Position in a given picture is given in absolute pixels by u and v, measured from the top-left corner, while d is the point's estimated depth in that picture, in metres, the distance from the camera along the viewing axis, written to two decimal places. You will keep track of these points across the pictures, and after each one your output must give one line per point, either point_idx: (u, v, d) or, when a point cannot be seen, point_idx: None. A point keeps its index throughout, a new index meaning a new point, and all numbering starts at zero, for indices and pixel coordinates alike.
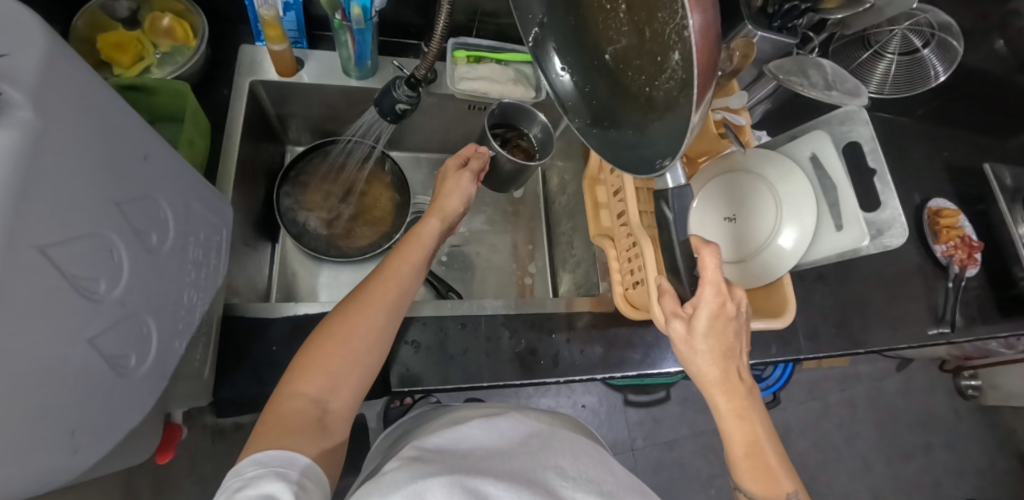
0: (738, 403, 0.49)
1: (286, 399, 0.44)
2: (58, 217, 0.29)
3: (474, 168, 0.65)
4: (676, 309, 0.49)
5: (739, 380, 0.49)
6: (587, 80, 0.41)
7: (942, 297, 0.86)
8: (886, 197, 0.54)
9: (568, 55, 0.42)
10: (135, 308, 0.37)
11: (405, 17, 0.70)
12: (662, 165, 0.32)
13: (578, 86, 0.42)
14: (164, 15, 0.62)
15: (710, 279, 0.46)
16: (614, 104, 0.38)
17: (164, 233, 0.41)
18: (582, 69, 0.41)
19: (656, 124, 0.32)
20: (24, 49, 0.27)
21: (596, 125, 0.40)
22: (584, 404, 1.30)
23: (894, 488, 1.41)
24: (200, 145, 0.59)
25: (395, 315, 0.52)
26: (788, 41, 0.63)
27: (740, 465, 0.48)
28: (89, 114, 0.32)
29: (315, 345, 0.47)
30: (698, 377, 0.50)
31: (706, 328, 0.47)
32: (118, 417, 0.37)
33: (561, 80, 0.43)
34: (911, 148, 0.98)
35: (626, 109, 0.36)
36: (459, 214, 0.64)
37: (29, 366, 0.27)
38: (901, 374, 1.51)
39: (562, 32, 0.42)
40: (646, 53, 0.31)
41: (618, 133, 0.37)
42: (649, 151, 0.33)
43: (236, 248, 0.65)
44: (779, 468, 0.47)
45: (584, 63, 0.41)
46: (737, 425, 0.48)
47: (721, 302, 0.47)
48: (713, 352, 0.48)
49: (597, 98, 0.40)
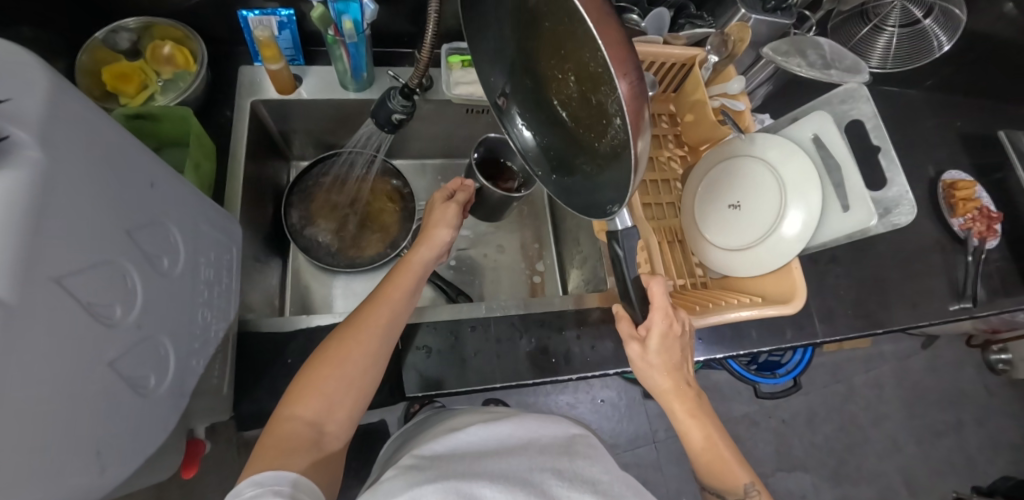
0: (691, 407, 0.53)
1: (285, 421, 0.46)
2: (72, 248, 0.30)
3: (460, 201, 0.64)
4: (631, 332, 0.54)
5: (690, 389, 0.53)
6: (545, 129, 0.43)
7: (962, 271, 0.84)
8: (892, 174, 0.53)
9: (524, 110, 0.44)
10: (151, 331, 0.38)
11: (398, 26, 0.70)
12: (614, 211, 0.36)
13: (536, 137, 0.45)
14: (164, 44, 0.63)
15: (659, 305, 0.52)
16: (568, 154, 0.41)
17: (175, 257, 0.42)
18: (536, 123, 0.44)
19: (608, 172, 0.36)
20: (28, 92, 0.29)
21: (558, 173, 0.44)
22: (602, 399, 1.30)
23: (926, 467, 1.38)
24: (206, 167, 0.61)
25: (389, 339, 0.53)
26: (783, 22, 0.63)
27: (698, 458, 0.53)
28: (96, 149, 0.33)
29: (312, 368, 0.49)
30: (653, 387, 0.54)
31: (656, 347, 0.52)
32: (141, 435, 0.38)
33: (522, 132, 0.46)
34: (921, 121, 0.96)
35: (580, 156, 0.39)
36: (446, 246, 0.62)
37: (50, 394, 0.28)
38: (927, 352, 1.48)
39: (518, 89, 0.44)
40: (595, 111, 0.34)
41: (578, 181, 0.41)
42: (603, 196, 0.37)
43: (248, 265, 0.66)
44: (732, 459, 0.52)
45: (538, 117, 0.43)
46: (691, 424, 0.53)
47: (669, 323, 0.52)
48: (663, 365, 0.52)
49: (548, 144, 0.44)
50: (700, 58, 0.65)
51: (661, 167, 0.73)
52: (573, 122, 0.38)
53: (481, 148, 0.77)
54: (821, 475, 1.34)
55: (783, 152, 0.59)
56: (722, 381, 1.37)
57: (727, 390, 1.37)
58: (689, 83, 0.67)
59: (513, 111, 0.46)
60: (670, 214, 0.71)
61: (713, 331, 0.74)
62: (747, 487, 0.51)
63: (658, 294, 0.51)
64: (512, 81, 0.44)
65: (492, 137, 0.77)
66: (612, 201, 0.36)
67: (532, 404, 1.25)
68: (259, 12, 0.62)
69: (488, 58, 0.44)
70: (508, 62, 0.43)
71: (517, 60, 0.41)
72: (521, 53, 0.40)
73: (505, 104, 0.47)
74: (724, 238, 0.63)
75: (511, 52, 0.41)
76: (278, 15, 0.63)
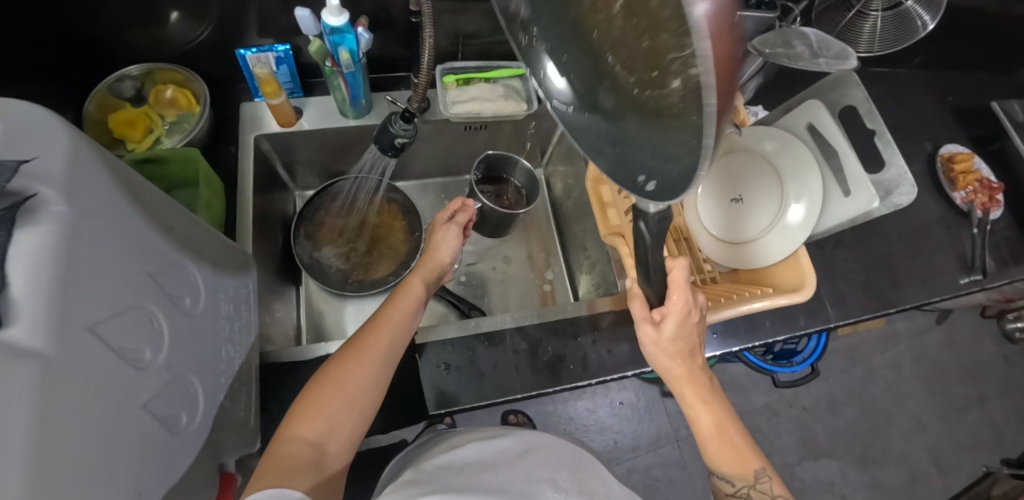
0: (703, 394, 0.54)
1: (285, 443, 0.46)
2: (101, 298, 0.32)
3: (461, 222, 0.65)
4: (644, 314, 0.53)
5: (702, 375, 0.55)
6: (568, 71, 0.38)
7: (969, 245, 0.85)
8: (889, 155, 0.54)
9: (553, 47, 0.38)
10: (179, 370, 0.39)
11: (392, 51, 0.72)
12: (647, 185, 0.31)
13: (567, 80, 0.39)
14: (167, 87, 0.65)
15: (679, 290, 0.51)
16: (592, 89, 0.36)
17: (196, 296, 0.43)
18: (564, 61, 0.38)
19: (652, 135, 0.29)
20: (51, 149, 0.30)
21: (587, 111, 0.37)
22: (621, 401, 1.29)
23: (953, 444, 1.37)
24: (216, 205, 0.62)
25: (390, 362, 0.54)
26: (767, 16, 0.65)
27: (709, 444, 0.54)
28: (115, 198, 0.34)
29: (315, 390, 0.49)
30: (666, 373, 0.55)
31: (671, 333, 0.52)
32: (177, 473, 0.38)
33: (552, 77, 0.40)
34: (910, 101, 0.97)
35: (602, 94, 0.35)
36: (447, 268, 0.64)
37: (94, 437, 0.29)
38: (942, 326, 1.47)
39: (541, 12, 0.37)
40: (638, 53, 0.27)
41: (601, 122, 0.36)
42: (634, 166, 0.32)
43: (264, 297, 0.67)
44: (744, 444, 0.53)
45: (569, 58, 0.37)
46: (703, 410, 0.54)
47: (686, 313, 0.52)
48: (675, 352, 0.53)
49: (584, 87, 0.37)
50: None
51: None
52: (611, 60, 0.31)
53: (483, 164, 0.79)
54: (848, 461, 1.33)
55: (780, 144, 0.61)
56: (739, 373, 1.37)
57: (746, 382, 1.36)
58: None
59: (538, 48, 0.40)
60: None
61: (726, 324, 0.74)
62: (757, 472, 0.52)
63: (678, 282, 0.50)
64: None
65: (493, 154, 0.78)
66: (645, 168, 0.31)
67: (551, 412, 1.26)
68: (256, 49, 0.64)
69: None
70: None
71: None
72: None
73: (531, 47, 0.41)
74: (728, 232, 0.64)
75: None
76: (274, 51, 0.65)
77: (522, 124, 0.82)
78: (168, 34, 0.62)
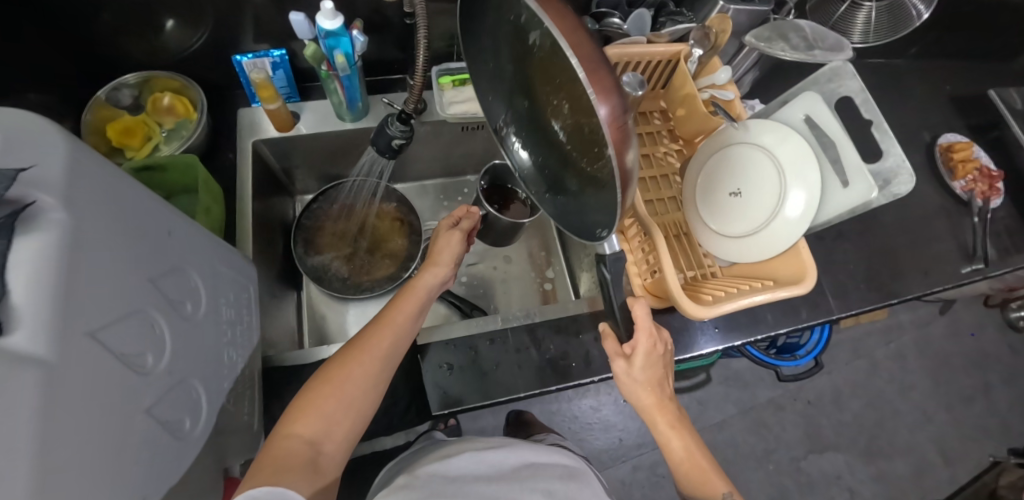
0: (673, 420, 0.55)
1: (281, 440, 0.46)
2: (102, 303, 0.32)
3: (465, 229, 0.65)
4: (616, 349, 0.55)
5: (670, 403, 0.55)
6: (536, 150, 0.45)
7: (970, 233, 0.85)
8: (887, 145, 0.53)
9: (523, 139, 0.46)
10: (182, 375, 0.39)
11: (388, 53, 0.72)
12: (601, 234, 0.40)
13: (531, 157, 0.47)
14: (164, 95, 0.65)
15: (643, 326, 0.53)
16: (557, 173, 0.43)
17: (198, 301, 0.43)
18: (528, 142, 0.46)
19: (596, 196, 0.38)
20: (48, 156, 0.30)
21: (551, 191, 0.46)
22: (625, 399, 1.29)
23: (960, 435, 1.36)
24: (216, 211, 0.62)
25: (389, 364, 0.54)
26: (761, 9, 0.65)
27: (678, 467, 0.54)
28: (115, 204, 0.35)
29: (314, 389, 0.49)
30: (636, 403, 0.55)
31: (641, 363, 0.54)
32: (181, 478, 0.38)
33: (519, 154, 0.48)
34: (907, 91, 0.97)
35: (567, 177, 0.42)
36: (451, 274, 0.63)
37: (98, 441, 0.30)
38: (945, 317, 1.46)
39: (515, 115, 0.46)
40: (585, 139, 0.35)
41: (565, 196, 0.44)
42: (589, 223, 0.41)
43: (266, 302, 0.67)
44: (710, 469, 0.53)
45: (533, 138, 0.45)
46: (671, 434, 0.54)
47: (653, 344, 0.54)
48: (647, 381, 0.54)
49: (546, 163, 0.45)
50: (685, 52, 0.65)
51: (659, 163, 0.73)
52: (566, 147, 0.39)
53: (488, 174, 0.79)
54: (854, 453, 1.32)
55: (778, 135, 0.60)
56: (743, 368, 1.36)
57: (750, 377, 1.36)
58: (676, 78, 0.68)
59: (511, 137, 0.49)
60: (673, 208, 0.72)
61: (728, 317, 0.73)
62: (725, 496, 0.51)
63: (641, 317, 0.52)
64: (509, 107, 0.46)
65: (497, 164, 0.78)
66: (599, 222, 0.40)
67: (556, 411, 1.26)
68: (252, 56, 0.64)
69: (486, 80, 0.47)
70: (507, 87, 0.45)
71: (512, 80, 0.43)
72: (515, 78, 0.43)
73: (504, 129, 0.49)
74: (728, 226, 0.64)
75: (508, 75, 0.43)
76: (270, 56, 0.65)
77: None
78: (165, 42, 0.62)
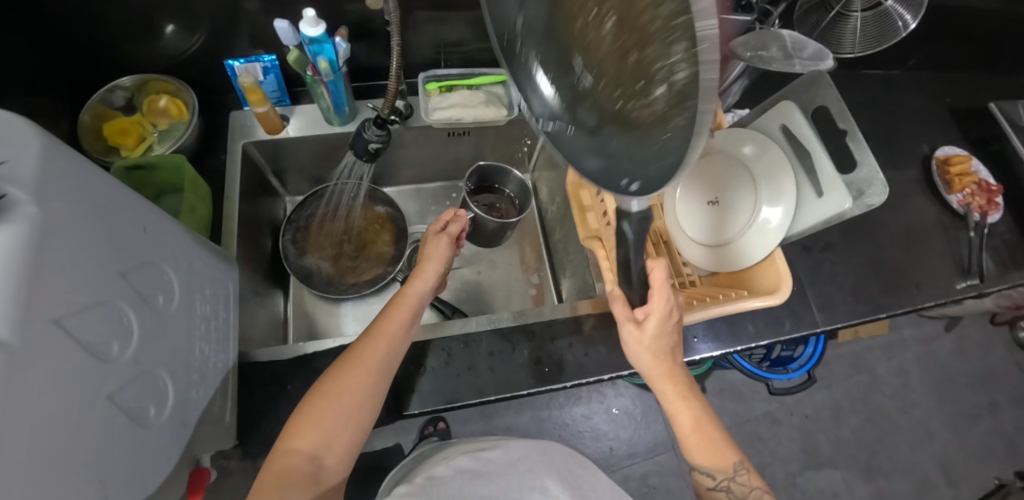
0: (682, 391, 0.54)
1: (282, 456, 0.48)
2: (69, 293, 0.33)
3: (453, 233, 0.64)
4: (627, 313, 0.53)
5: (679, 373, 0.55)
6: (562, 79, 0.39)
7: (965, 248, 0.84)
8: (861, 156, 0.53)
9: (544, 61, 0.40)
10: (148, 365, 0.41)
11: (376, 60, 0.74)
12: (627, 184, 0.32)
13: (554, 92, 0.40)
14: (159, 97, 0.68)
15: (661, 290, 0.52)
16: (582, 104, 0.37)
17: (170, 295, 0.45)
18: (552, 74, 0.40)
19: (634, 135, 0.31)
20: (22, 152, 0.32)
21: (571, 130, 0.39)
22: (617, 408, 1.28)
23: (964, 456, 1.33)
24: (201, 210, 0.64)
25: (384, 373, 0.54)
26: (745, 18, 0.64)
27: (689, 439, 0.54)
28: (87, 199, 0.36)
29: (310, 403, 0.50)
30: (646, 371, 0.55)
31: (653, 328, 0.53)
32: (143, 465, 0.40)
33: (540, 86, 0.42)
34: (903, 102, 0.96)
35: (592, 113, 0.36)
36: (442, 276, 0.62)
37: (58, 425, 0.31)
38: (951, 334, 1.43)
39: (541, 39, 0.40)
40: (628, 67, 0.30)
41: (587, 138, 0.37)
42: (615, 164, 0.33)
43: (248, 299, 0.69)
44: (721, 438, 0.54)
45: (562, 69, 0.39)
46: (682, 405, 0.54)
47: (668, 309, 0.53)
48: (656, 350, 0.54)
49: (569, 99, 0.39)
50: None
51: None
52: (602, 74, 0.34)
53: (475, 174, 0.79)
54: (852, 471, 1.29)
55: (758, 146, 0.60)
56: (738, 380, 1.35)
57: (745, 389, 1.34)
58: None
59: (527, 58, 0.42)
60: (652, 216, 0.72)
61: (709, 326, 0.73)
62: (736, 465, 0.53)
63: (658, 279, 0.51)
64: (526, 13, 0.40)
65: (483, 165, 0.79)
66: (626, 169, 0.32)
67: (547, 418, 1.26)
68: (244, 60, 0.68)
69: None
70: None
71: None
72: None
73: (523, 54, 0.43)
74: (707, 235, 0.64)
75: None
76: (261, 60, 0.68)
77: (507, 130, 0.83)
78: (160, 48, 0.65)
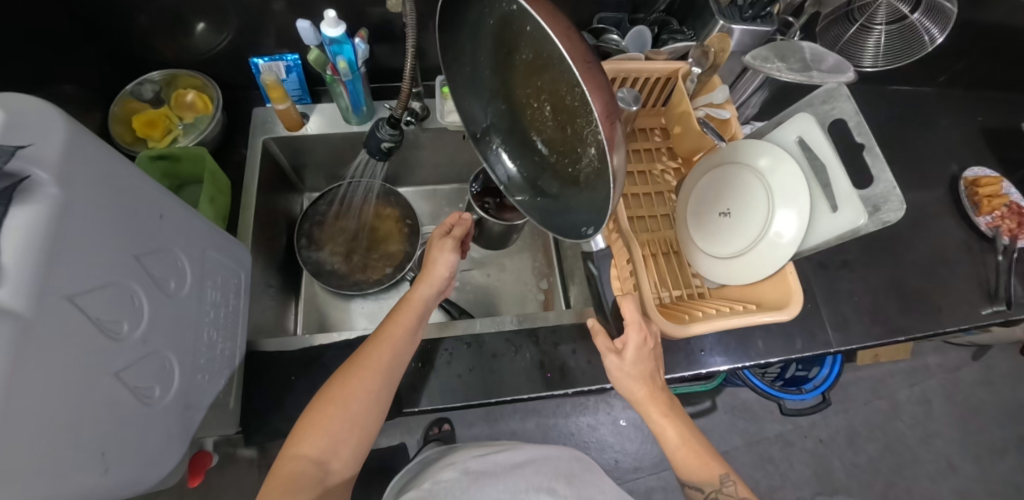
0: (665, 410, 0.53)
1: (289, 461, 0.48)
2: (84, 272, 0.35)
3: (457, 236, 0.64)
4: (607, 345, 0.54)
5: (662, 393, 0.54)
6: (518, 150, 0.47)
7: (992, 273, 0.80)
8: (878, 170, 0.51)
9: (507, 145, 0.48)
10: (157, 346, 0.42)
11: (395, 61, 0.75)
12: (588, 231, 0.39)
13: (519, 167, 0.47)
14: (187, 92, 0.70)
15: (633, 322, 0.52)
16: (539, 172, 0.45)
17: (182, 279, 0.47)
18: (512, 150, 0.47)
19: (583, 194, 0.39)
20: (47, 137, 0.33)
21: (538, 196, 0.46)
22: (625, 420, 1.26)
23: (987, 491, 1.27)
24: (220, 201, 0.66)
25: (389, 377, 0.54)
26: (763, 29, 0.63)
27: (676, 454, 0.53)
28: (106, 183, 0.37)
29: (317, 409, 0.50)
30: (628, 395, 0.54)
31: (632, 358, 0.53)
32: (145, 443, 0.41)
33: (505, 164, 0.49)
34: (931, 120, 0.94)
35: (548, 178, 0.44)
36: (447, 281, 0.63)
37: (65, 396, 0.32)
38: (978, 363, 1.37)
39: (498, 123, 0.47)
40: (564, 141, 0.39)
41: (548, 201, 0.44)
42: (575, 217, 0.40)
43: (260, 290, 0.71)
44: (707, 452, 0.53)
45: (520, 149, 0.46)
46: (665, 423, 0.53)
47: (644, 339, 0.53)
48: (639, 374, 0.53)
49: (529, 174, 0.46)
50: (684, 70, 0.66)
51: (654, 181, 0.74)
52: (549, 151, 0.42)
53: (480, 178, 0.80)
54: None
55: (773, 159, 0.58)
56: (751, 399, 1.31)
57: (758, 408, 1.31)
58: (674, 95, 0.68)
59: (493, 141, 0.49)
60: (664, 226, 0.72)
61: (718, 339, 0.72)
62: (723, 477, 0.51)
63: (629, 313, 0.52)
64: (489, 112, 0.47)
65: (488, 167, 0.79)
66: (585, 219, 0.39)
67: (552, 426, 1.24)
68: (268, 59, 0.69)
69: (470, 93, 0.47)
70: (486, 92, 0.46)
71: (492, 88, 0.45)
72: (499, 81, 0.44)
73: (484, 133, 0.49)
74: (719, 248, 0.63)
75: (488, 82, 0.45)
76: (285, 59, 0.70)
77: None
78: (190, 44, 0.68)
